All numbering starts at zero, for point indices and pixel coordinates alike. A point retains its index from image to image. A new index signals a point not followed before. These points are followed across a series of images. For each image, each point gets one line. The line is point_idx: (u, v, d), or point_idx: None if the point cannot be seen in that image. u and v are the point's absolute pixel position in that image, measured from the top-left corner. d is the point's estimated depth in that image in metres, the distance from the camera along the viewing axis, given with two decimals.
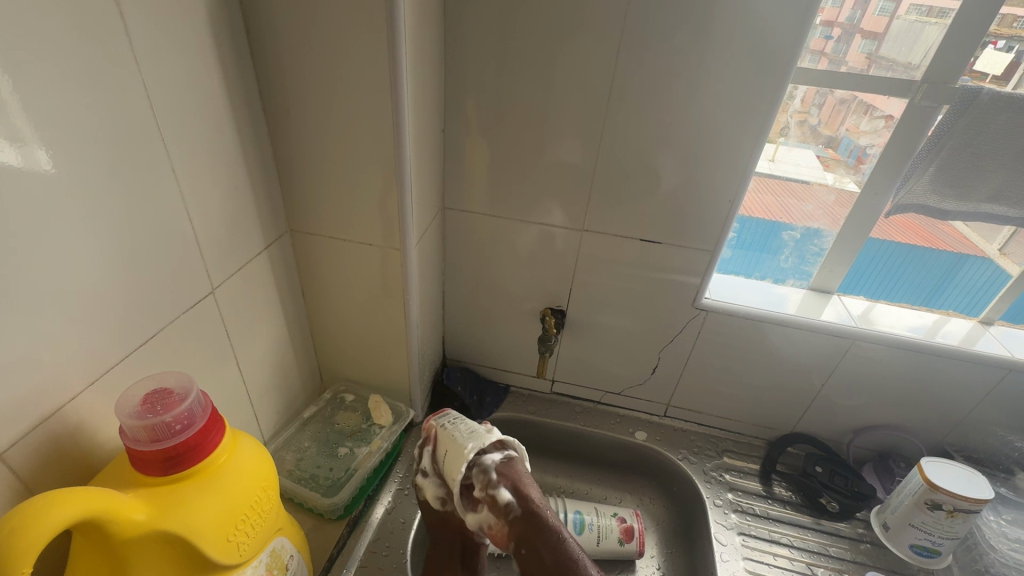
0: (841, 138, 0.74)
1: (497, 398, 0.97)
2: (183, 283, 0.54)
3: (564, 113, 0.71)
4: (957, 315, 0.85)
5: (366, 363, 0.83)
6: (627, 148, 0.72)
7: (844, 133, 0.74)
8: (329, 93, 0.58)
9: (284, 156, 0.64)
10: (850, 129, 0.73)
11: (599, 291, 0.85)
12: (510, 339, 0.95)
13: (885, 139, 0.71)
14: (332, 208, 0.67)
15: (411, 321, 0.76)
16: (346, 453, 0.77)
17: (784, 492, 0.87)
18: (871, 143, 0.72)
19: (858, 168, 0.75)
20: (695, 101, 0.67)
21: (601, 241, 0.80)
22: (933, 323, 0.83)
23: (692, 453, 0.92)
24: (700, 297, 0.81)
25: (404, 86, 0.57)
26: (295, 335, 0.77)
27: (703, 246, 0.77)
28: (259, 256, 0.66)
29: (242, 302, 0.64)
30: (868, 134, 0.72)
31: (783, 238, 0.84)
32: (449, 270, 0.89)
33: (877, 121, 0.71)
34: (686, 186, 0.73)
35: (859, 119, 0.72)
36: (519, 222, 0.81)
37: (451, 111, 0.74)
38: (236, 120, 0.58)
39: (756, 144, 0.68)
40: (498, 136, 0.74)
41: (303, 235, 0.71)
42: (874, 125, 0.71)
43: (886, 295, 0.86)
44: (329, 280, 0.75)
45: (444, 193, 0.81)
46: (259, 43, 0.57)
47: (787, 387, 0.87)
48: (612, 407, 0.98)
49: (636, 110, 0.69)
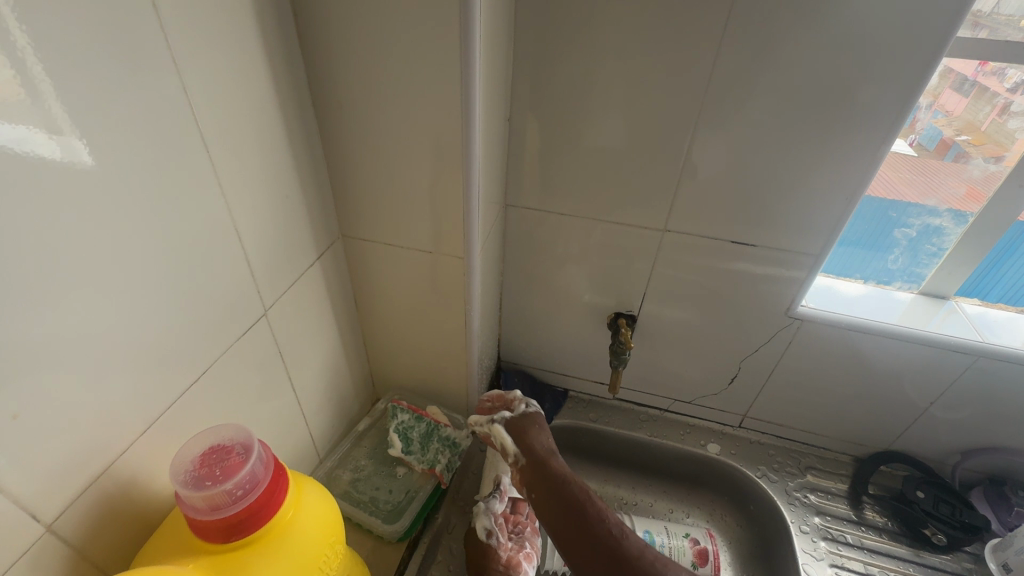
0: (950, 149, 0.65)
1: (555, 404, 0.92)
2: (234, 308, 0.49)
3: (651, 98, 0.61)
4: None
5: (424, 372, 0.78)
6: (725, 136, 0.61)
7: (959, 144, 0.65)
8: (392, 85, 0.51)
9: (336, 155, 0.57)
10: (967, 137, 0.64)
11: (675, 295, 0.77)
12: (572, 342, 0.88)
13: (947, 95, 0.62)
14: (390, 212, 0.60)
15: (473, 329, 0.70)
16: (405, 473, 0.70)
17: (877, 518, 0.78)
18: (996, 155, 0.64)
19: (915, 132, 0.65)
20: (815, 83, 0.56)
21: (682, 243, 0.71)
22: None
23: (773, 470, 0.84)
24: (797, 305, 0.72)
25: (476, 76, 0.48)
26: (348, 345, 0.72)
27: (807, 251, 0.67)
28: (312, 268, 0.59)
29: (295, 318, 0.58)
30: (992, 143, 0.63)
31: (896, 236, 0.72)
32: (508, 270, 0.82)
33: (1004, 127, 0.62)
34: (793, 182, 0.63)
35: (982, 124, 0.63)
36: (589, 220, 0.73)
37: (518, 98, 0.65)
38: (285, 118, 0.50)
39: (888, 132, 0.57)
40: (572, 123, 0.65)
41: (357, 241, 0.64)
42: (1000, 131, 0.63)
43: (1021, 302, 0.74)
44: (385, 287, 0.68)
45: (507, 189, 0.73)
46: (309, 29, 0.49)
47: (886, 402, 0.78)
48: (681, 415, 0.91)
49: (742, 95, 0.58)
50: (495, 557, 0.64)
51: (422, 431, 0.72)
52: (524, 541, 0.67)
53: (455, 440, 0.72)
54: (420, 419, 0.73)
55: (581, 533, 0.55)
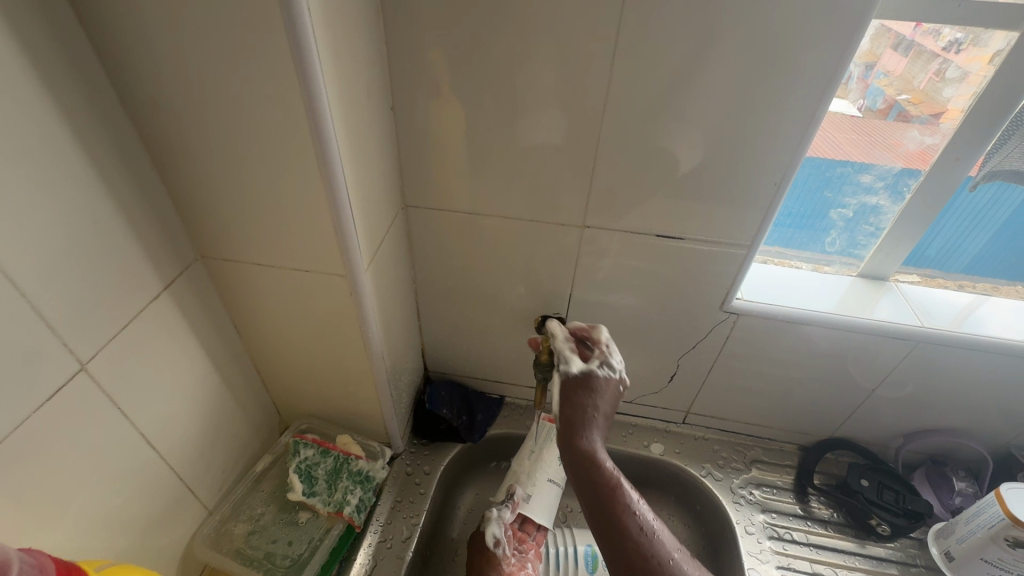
0: (892, 109, 0.59)
1: (489, 412, 0.84)
2: (30, 369, 0.39)
3: (550, 80, 0.53)
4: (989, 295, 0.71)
5: (332, 398, 0.70)
6: (636, 120, 0.54)
7: (899, 104, 0.58)
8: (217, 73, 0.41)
9: (169, 162, 0.47)
10: (906, 96, 0.58)
11: (604, 294, 0.70)
12: (502, 348, 0.81)
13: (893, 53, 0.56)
14: (252, 226, 0.51)
15: (375, 347, 0.62)
16: (309, 518, 0.64)
17: (823, 510, 0.75)
18: (937, 113, 0.57)
19: (862, 93, 0.58)
20: (728, 55, 0.49)
21: (605, 239, 0.64)
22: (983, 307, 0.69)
23: (718, 467, 0.80)
24: (731, 298, 0.67)
25: (315, 63, 0.39)
26: (235, 378, 0.63)
27: (740, 241, 0.62)
28: (159, 301, 0.49)
29: (141, 361, 0.49)
30: (932, 100, 0.57)
31: (832, 216, 0.67)
32: (421, 276, 0.74)
33: (943, 83, 0.56)
34: (717, 165, 0.56)
35: (921, 81, 0.57)
36: (501, 219, 0.65)
37: (400, 83, 0.56)
38: (80, 125, 0.40)
39: (816, 109, 0.51)
40: (466, 110, 0.56)
41: (221, 263, 0.54)
42: (940, 87, 0.56)
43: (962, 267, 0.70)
44: (266, 311, 0.59)
45: (405, 188, 0.64)
46: (95, 9, 0.38)
47: (829, 390, 0.75)
48: (623, 415, 0.85)
49: (649, 69, 0.51)
50: (497, 567, 0.67)
51: (327, 471, 0.65)
52: (526, 562, 0.69)
53: (369, 473, 0.67)
54: (328, 453, 0.66)
55: (577, 474, 0.51)
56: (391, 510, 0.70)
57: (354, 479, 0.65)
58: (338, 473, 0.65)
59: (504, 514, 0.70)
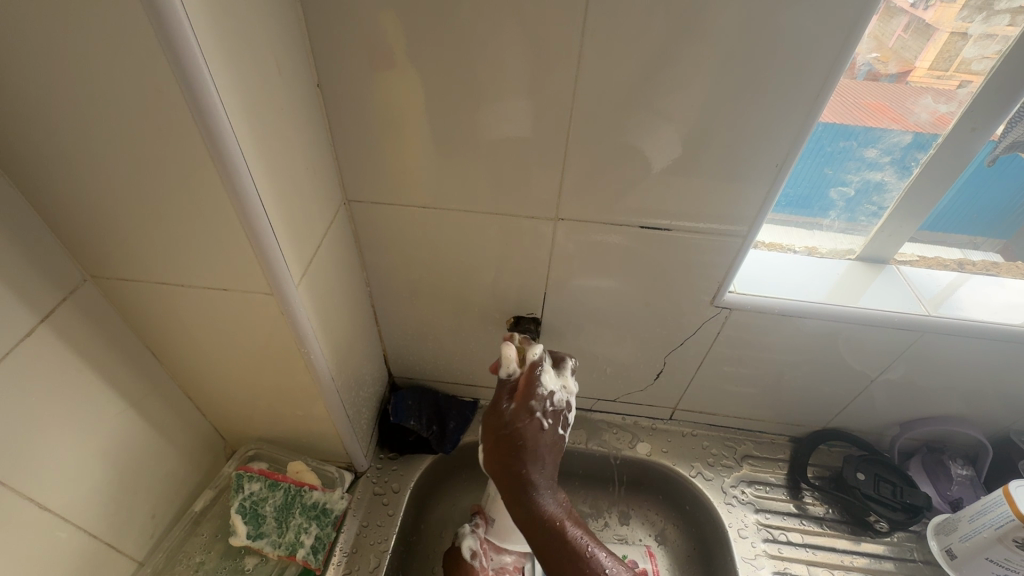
0: (859, 71, 0.51)
1: (462, 419, 0.77)
2: None
3: (501, 49, 0.44)
4: (995, 274, 0.66)
5: (280, 421, 0.62)
6: (607, 94, 0.46)
7: (867, 63, 0.50)
8: (62, 52, 0.31)
9: (25, 168, 0.37)
10: (875, 55, 0.50)
11: (581, 291, 0.63)
12: (471, 352, 0.73)
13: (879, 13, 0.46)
14: (149, 241, 0.42)
15: (321, 368, 0.54)
16: (256, 565, 0.58)
17: (817, 506, 0.72)
18: (905, 71, 0.51)
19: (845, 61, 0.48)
20: (712, 13, 0.40)
21: (580, 232, 0.56)
22: (987, 287, 0.64)
23: (708, 466, 0.75)
24: (722, 293, 0.60)
25: (180, 29, 0.30)
26: (160, 410, 0.54)
27: (735, 230, 0.55)
28: (37, 338, 0.41)
29: (21, 414, 0.40)
30: (901, 58, 0.50)
31: (831, 196, 0.61)
32: (375, 278, 0.65)
33: (910, 36, 0.49)
34: (708, 148, 0.49)
35: (891, 39, 0.49)
36: (459, 213, 0.56)
37: (322, 57, 0.46)
38: None
39: (823, 74, 0.43)
40: (405, 87, 0.47)
41: (120, 283, 0.45)
42: (908, 42, 0.49)
43: (972, 228, 0.64)
44: (186, 334, 0.50)
45: (345, 180, 0.55)
46: None
47: (824, 383, 0.70)
48: (605, 414, 0.80)
49: (618, 32, 0.42)
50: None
51: (276, 506, 0.60)
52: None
53: (325, 507, 0.61)
54: (277, 486, 0.61)
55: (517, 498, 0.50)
56: (356, 538, 0.64)
57: (307, 515, 0.60)
58: (286, 509, 0.60)
59: (479, 529, 0.68)
